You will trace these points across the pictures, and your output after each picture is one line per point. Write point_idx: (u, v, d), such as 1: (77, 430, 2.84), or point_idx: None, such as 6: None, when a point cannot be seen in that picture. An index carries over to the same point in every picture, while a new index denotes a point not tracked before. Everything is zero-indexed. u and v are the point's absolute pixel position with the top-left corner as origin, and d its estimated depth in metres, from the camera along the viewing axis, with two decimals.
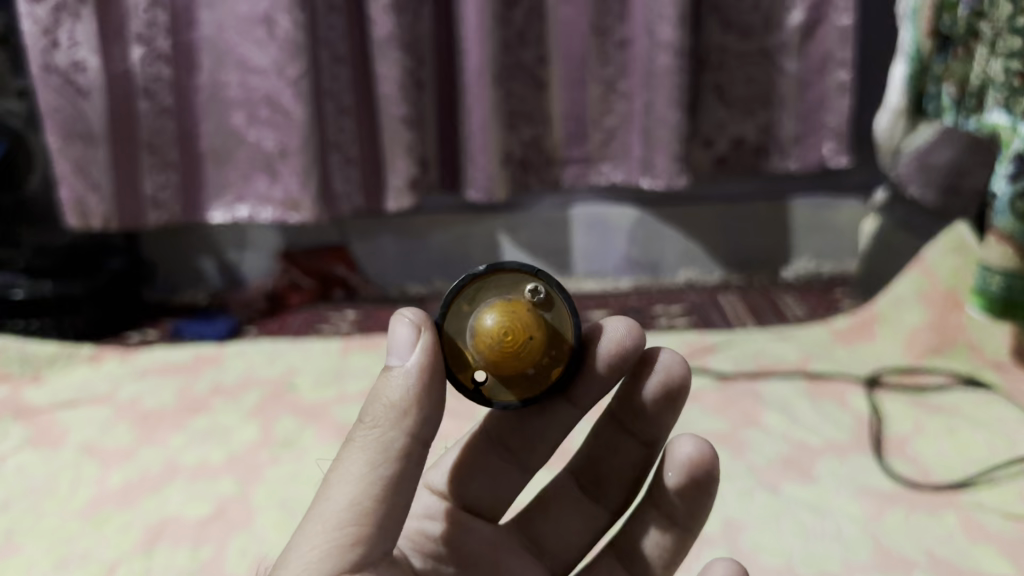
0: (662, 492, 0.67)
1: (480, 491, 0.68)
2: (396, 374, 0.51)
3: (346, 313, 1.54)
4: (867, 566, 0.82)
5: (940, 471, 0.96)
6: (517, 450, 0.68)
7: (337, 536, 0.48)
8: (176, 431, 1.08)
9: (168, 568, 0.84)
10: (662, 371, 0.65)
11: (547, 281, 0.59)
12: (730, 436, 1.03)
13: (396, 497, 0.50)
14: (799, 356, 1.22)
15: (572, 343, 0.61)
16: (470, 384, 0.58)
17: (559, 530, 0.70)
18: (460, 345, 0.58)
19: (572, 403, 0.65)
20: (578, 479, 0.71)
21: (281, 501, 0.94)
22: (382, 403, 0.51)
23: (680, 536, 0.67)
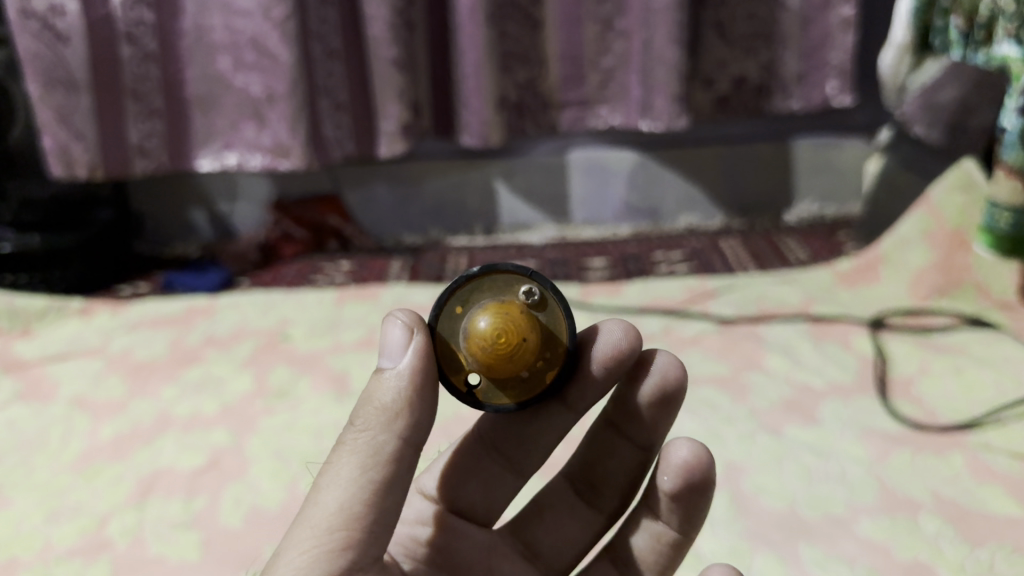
0: (657, 497, 0.63)
1: (472, 497, 0.65)
2: (388, 377, 0.50)
3: (340, 264, 1.51)
4: (872, 508, 0.81)
5: (946, 412, 0.94)
6: (511, 456, 0.65)
7: (328, 541, 0.45)
8: (169, 383, 1.06)
9: (160, 521, 0.83)
10: (657, 375, 0.62)
11: (542, 284, 0.57)
12: (731, 379, 1.02)
13: (387, 502, 0.48)
14: (801, 299, 1.19)
15: (568, 345, 0.58)
16: (462, 387, 0.56)
17: (553, 535, 0.67)
18: (453, 348, 0.56)
19: (565, 405, 0.63)
20: (572, 483, 0.68)
21: (276, 451, 0.92)
22: (375, 405, 0.49)
23: (678, 541, 0.64)
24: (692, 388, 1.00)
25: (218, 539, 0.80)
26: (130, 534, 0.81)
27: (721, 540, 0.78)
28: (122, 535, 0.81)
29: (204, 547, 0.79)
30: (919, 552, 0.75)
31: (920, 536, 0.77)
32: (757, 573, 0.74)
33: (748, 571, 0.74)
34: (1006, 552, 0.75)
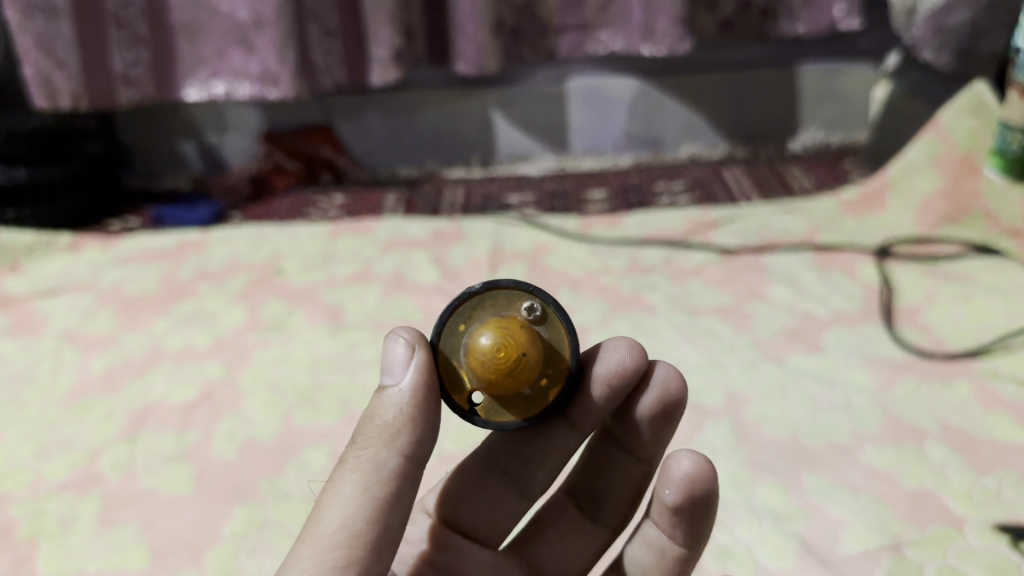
0: (659, 512, 0.58)
1: (476, 517, 0.61)
2: (390, 394, 0.48)
3: (334, 197, 1.48)
4: (877, 437, 0.79)
5: (953, 339, 0.92)
6: (516, 475, 0.62)
7: (330, 558, 0.44)
8: (161, 319, 1.03)
9: (152, 454, 0.82)
10: (659, 387, 0.59)
11: (545, 300, 0.54)
12: (734, 310, 0.99)
13: (389, 519, 0.47)
14: (806, 228, 1.16)
15: (571, 363, 0.55)
16: (464, 405, 0.53)
17: (558, 553, 0.64)
18: (455, 366, 0.53)
19: (570, 424, 0.59)
20: (574, 498, 0.65)
21: (270, 384, 0.90)
22: (377, 423, 0.48)
23: (683, 555, 0.60)
24: (693, 318, 0.98)
25: (211, 473, 0.79)
26: (121, 468, 0.80)
27: (722, 468, 0.77)
28: (113, 470, 0.80)
29: (197, 481, 0.78)
30: (924, 481, 0.74)
31: (924, 465, 0.76)
32: (758, 502, 0.73)
33: (749, 499, 0.73)
34: (1013, 480, 0.74)
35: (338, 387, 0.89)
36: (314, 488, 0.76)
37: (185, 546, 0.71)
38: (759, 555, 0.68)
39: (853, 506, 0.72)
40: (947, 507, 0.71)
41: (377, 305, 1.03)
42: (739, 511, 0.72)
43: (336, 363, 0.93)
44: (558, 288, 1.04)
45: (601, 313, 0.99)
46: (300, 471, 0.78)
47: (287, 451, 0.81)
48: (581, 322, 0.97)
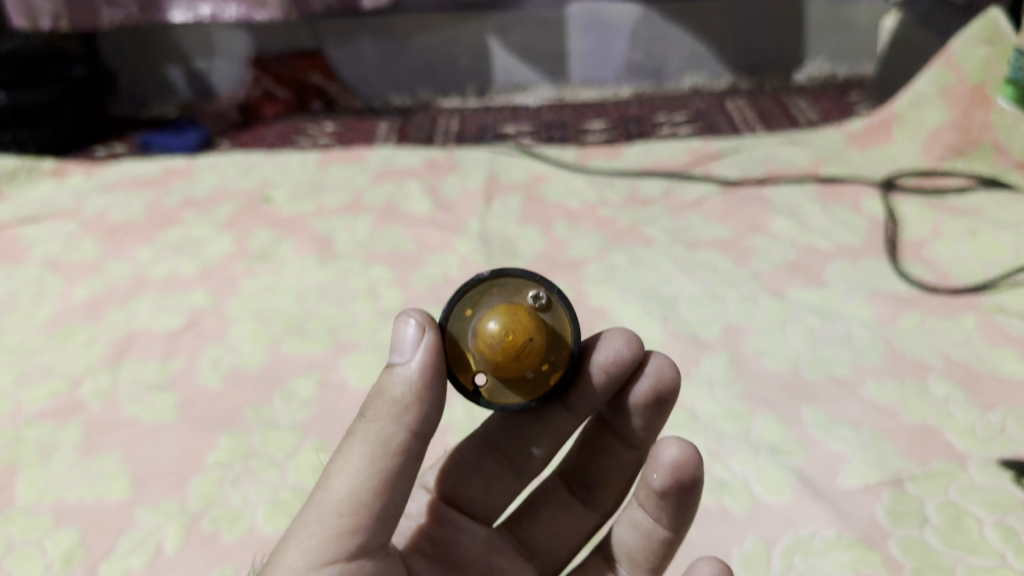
0: (644, 496, 0.56)
1: (473, 494, 0.59)
2: (399, 373, 0.47)
3: (324, 125, 1.44)
4: (878, 370, 0.78)
5: (959, 273, 0.90)
6: (514, 457, 0.59)
7: (335, 525, 0.43)
8: (146, 247, 1.00)
9: (136, 382, 0.80)
10: (652, 376, 0.56)
11: (550, 288, 0.52)
12: (735, 242, 0.96)
13: (393, 493, 0.45)
14: (810, 161, 1.12)
15: (572, 346, 0.53)
16: (469, 386, 0.51)
17: (550, 533, 0.61)
18: (461, 348, 0.51)
19: (566, 408, 0.57)
20: (567, 478, 0.62)
21: (257, 312, 0.88)
22: (387, 397, 0.46)
23: (667, 538, 0.57)
24: (692, 251, 0.95)
25: (195, 401, 0.77)
26: (103, 396, 0.78)
27: (718, 401, 0.75)
28: (95, 398, 0.78)
29: (181, 409, 0.76)
30: (927, 416, 0.72)
31: (927, 401, 0.74)
32: (755, 436, 0.71)
33: (746, 432, 0.72)
34: (1019, 417, 0.72)
35: (326, 317, 0.87)
36: (302, 417, 0.75)
37: (168, 476, 0.69)
38: (756, 489, 0.67)
39: (853, 441, 0.70)
40: (950, 443, 0.70)
41: (367, 234, 1.00)
42: (736, 444, 0.71)
43: (325, 292, 0.90)
44: (554, 220, 1.01)
45: (598, 246, 0.96)
46: (287, 400, 0.76)
47: (274, 380, 0.79)
48: (578, 254, 0.95)
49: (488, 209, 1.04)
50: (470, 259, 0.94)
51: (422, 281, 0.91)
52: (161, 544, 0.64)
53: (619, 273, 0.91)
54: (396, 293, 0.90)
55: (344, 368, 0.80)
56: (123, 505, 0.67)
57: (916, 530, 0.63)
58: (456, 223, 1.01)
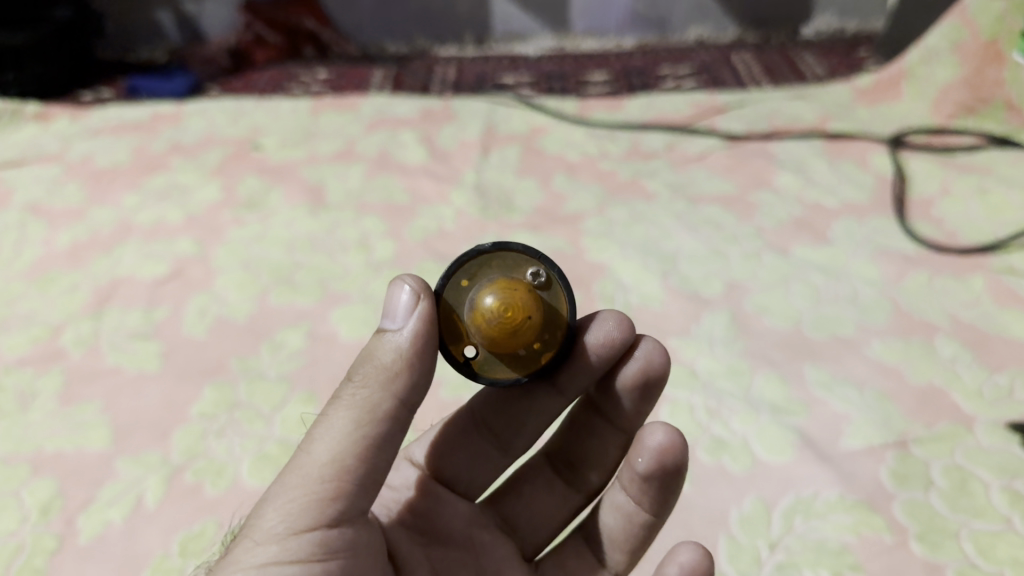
0: (627, 478, 0.54)
1: (458, 469, 0.57)
2: (389, 339, 0.44)
3: (318, 72, 1.40)
4: (884, 331, 0.75)
5: (968, 233, 0.88)
6: (502, 434, 0.57)
7: (316, 489, 0.41)
8: (132, 193, 0.97)
9: (119, 330, 0.77)
10: (642, 360, 0.54)
11: (551, 266, 0.50)
12: (738, 197, 0.93)
13: (376, 461, 0.43)
14: (817, 116, 1.09)
15: (569, 322, 0.51)
16: (460, 358, 0.48)
17: (533, 512, 0.58)
18: (455, 318, 0.48)
19: (555, 388, 0.54)
20: (552, 459, 0.59)
21: (245, 261, 0.85)
22: (376, 362, 0.44)
23: (649, 523, 0.55)
24: (695, 206, 0.92)
25: (179, 351, 0.74)
26: (84, 345, 0.76)
27: (719, 359, 0.73)
28: (76, 347, 0.76)
29: (165, 359, 0.74)
30: (933, 377, 0.70)
31: (934, 362, 0.72)
32: (756, 394, 0.69)
33: (746, 390, 0.70)
34: None
35: (315, 267, 0.84)
36: (289, 369, 0.72)
37: (150, 427, 0.67)
38: (756, 448, 0.65)
39: (857, 401, 0.68)
40: (956, 405, 0.68)
41: (359, 183, 0.97)
42: (736, 402, 0.68)
43: (315, 242, 0.87)
44: (553, 173, 0.98)
45: (598, 200, 0.93)
46: (275, 351, 0.74)
47: (261, 331, 0.76)
48: (576, 207, 0.92)
49: (485, 160, 1.01)
50: (465, 211, 0.91)
51: (416, 233, 0.88)
52: (142, 497, 0.62)
53: (619, 228, 0.88)
54: (388, 245, 0.87)
55: (334, 319, 0.77)
56: (103, 456, 0.65)
57: (920, 493, 0.61)
58: (452, 174, 0.98)
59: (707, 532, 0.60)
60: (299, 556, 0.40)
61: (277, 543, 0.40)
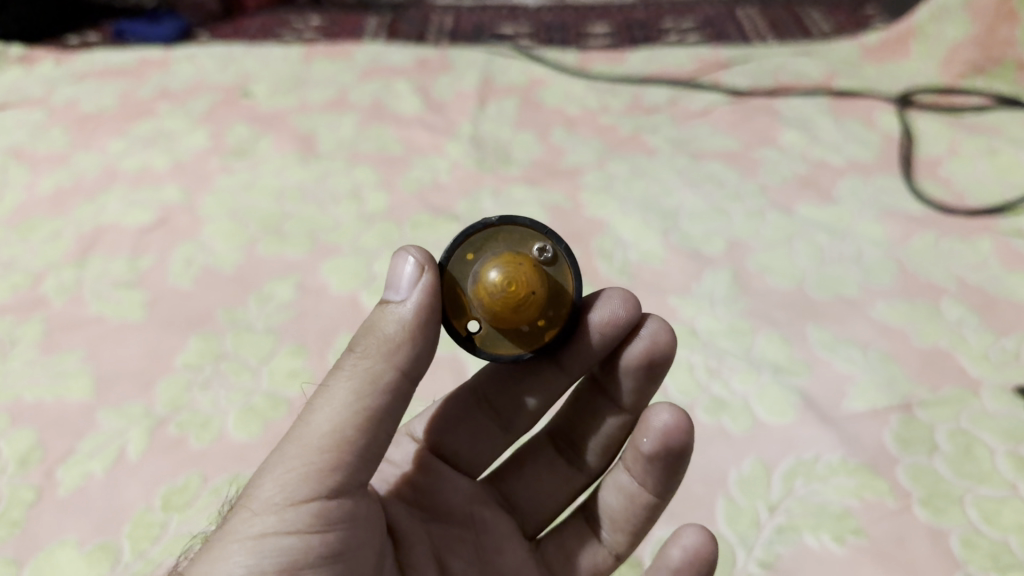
0: (632, 458, 0.52)
1: (459, 445, 0.55)
2: (393, 311, 0.42)
3: (311, 20, 1.37)
4: (889, 292, 0.73)
5: (975, 194, 0.86)
6: (503, 410, 0.55)
7: (316, 460, 0.39)
8: (119, 139, 0.94)
9: (102, 279, 0.75)
10: (647, 340, 0.51)
11: (557, 242, 0.48)
12: (742, 154, 0.91)
13: (376, 433, 0.41)
14: (823, 74, 1.06)
15: (574, 298, 0.49)
16: (462, 332, 0.47)
17: (534, 490, 0.56)
18: (460, 292, 0.47)
19: (558, 365, 0.53)
20: (554, 437, 0.57)
21: (232, 210, 0.83)
22: (378, 332, 0.42)
23: (652, 504, 0.53)
24: (696, 161, 0.89)
25: (164, 301, 0.72)
26: (67, 293, 0.73)
27: (719, 318, 0.71)
28: (58, 295, 0.73)
29: (150, 308, 0.72)
30: (939, 339, 0.69)
31: (940, 324, 0.70)
32: (758, 352, 0.68)
33: (748, 349, 0.68)
34: None
35: (306, 218, 0.81)
36: (277, 321, 0.70)
37: (134, 377, 0.65)
38: (756, 409, 0.63)
39: (861, 362, 0.66)
40: (962, 368, 0.66)
41: (352, 133, 0.94)
42: (737, 361, 0.67)
43: (305, 191, 0.85)
44: (551, 126, 0.95)
45: (597, 154, 0.91)
46: (263, 303, 0.72)
47: (249, 281, 0.74)
48: (576, 161, 0.90)
49: (482, 112, 0.98)
50: (460, 164, 0.88)
51: (409, 185, 0.85)
52: (124, 448, 0.60)
53: (619, 183, 0.86)
54: (381, 196, 0.84)
55: (325, 271, 0.75)
56: (85, 406, 0.63)
57: (924, 457, 0.59)
58: (448, 125, 0.95)
59: (706, 492, 0.58)
60: (298, 527, 0.39)
61: (274, 514, 0.39)
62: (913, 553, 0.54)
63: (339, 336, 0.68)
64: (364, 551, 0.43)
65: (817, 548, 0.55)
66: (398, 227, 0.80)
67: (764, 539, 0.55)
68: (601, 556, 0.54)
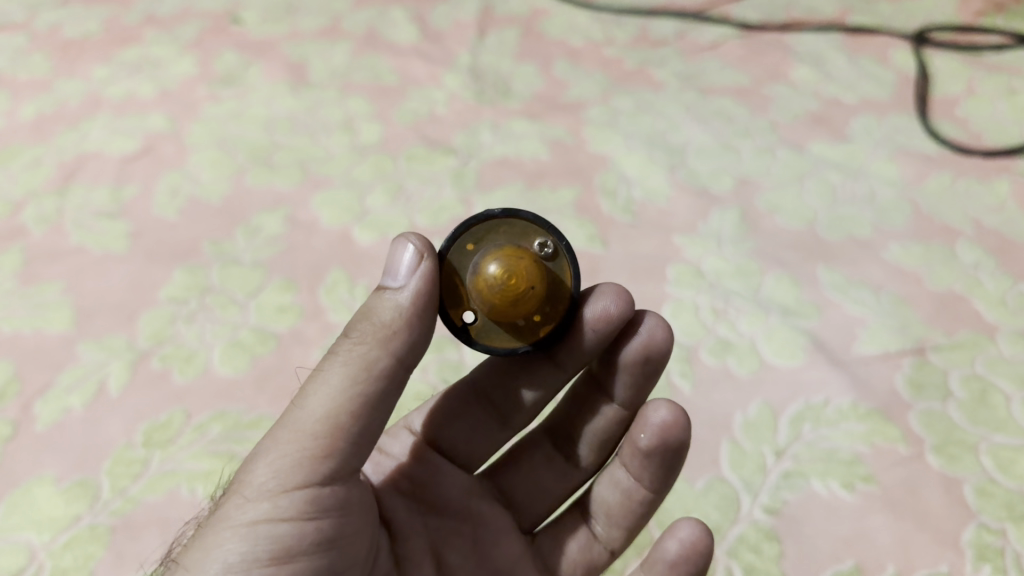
0: (628, 453, 0.50)
1: (456, 440, 0.51)
2: (390, 297, 0.40)
3: None
4: (902, 234, 0.71)
5: (993, 134, 0.82)
6: (501, 405, 0.51)
7: (309, 447, 0.37)
8: (102, 64, 0.90)
9: (84, 208, 0.72)
10: (643, 338, 0.48)
11: (559, 238, 0.45)
12: (752, 90, 0.87)
13: (372, 421, 0.39)
14: (836, 10, 0.99)
15: (573, 292, 0.46)
16: (457, 323, 0.44)
17: (532, 485, 0.53)
18: (458, 282, 0.44)
19: (553, 362, 0.49)
20: (552, 433, 0.53)
21: (220, 139, 0.79)
22: (374, 318, 0.39)
23: (649, 500, 0.51)
24: (705, 97, 0.86)
25: (149, 231, 0.69)
26: (47, 222, 0.70)
27: (727, 258, 0.68)
28: (37, 224, 0.70)
29: (133, 239, 0.69)
30: (954, 283, 0.66)
31: (955, 267, 0.67)
32: (765, 296, 0.65)
33: (756, 291, 0.65)
34: None
35: (297, 148, 0.78)
36: (266, 254, 0.67)
37: (115, 309, 0.63)
38: (763, 350, 0.61)
39: (873, 305, 0.64)
40: (977, 312, 0.64)
41: (345, 62, 0.90)
42: (744, 302, 0.64)
43: (296, 121, 0.81)
44: (554, 59, 0.91)
45: (601, 88, 0.87)
46: (251, 235, 0.69)
47: (237, 213, 0.71)
48: (578, 95, 0.86)
49: (481, 42, 0.94)
50: (459, 96, 0.85)
51: (405, 116, 0.82)
52: (104, 382, 0.58)
53: (623, 117, 0.82)
54: (375, 128, 0.81)
55: (316, 204, 0.72)
56: (64, 338, 0.61)
57: (938, 403, 0.57)
58: (445, 56, 0.91)
59: (710, 436, 0.56)
60: (291, 514, 0.36)
61: (268, 501, 0.36)
62: (925, 501, 0.52)
63: (330, 271, 0.66)
64: (360, 540, 0.40)
65: (826, 495, 0.53)
66: (392, 160, 0.77)
67: (769, 484, 0.53)
68: (596, 552, 0.52)
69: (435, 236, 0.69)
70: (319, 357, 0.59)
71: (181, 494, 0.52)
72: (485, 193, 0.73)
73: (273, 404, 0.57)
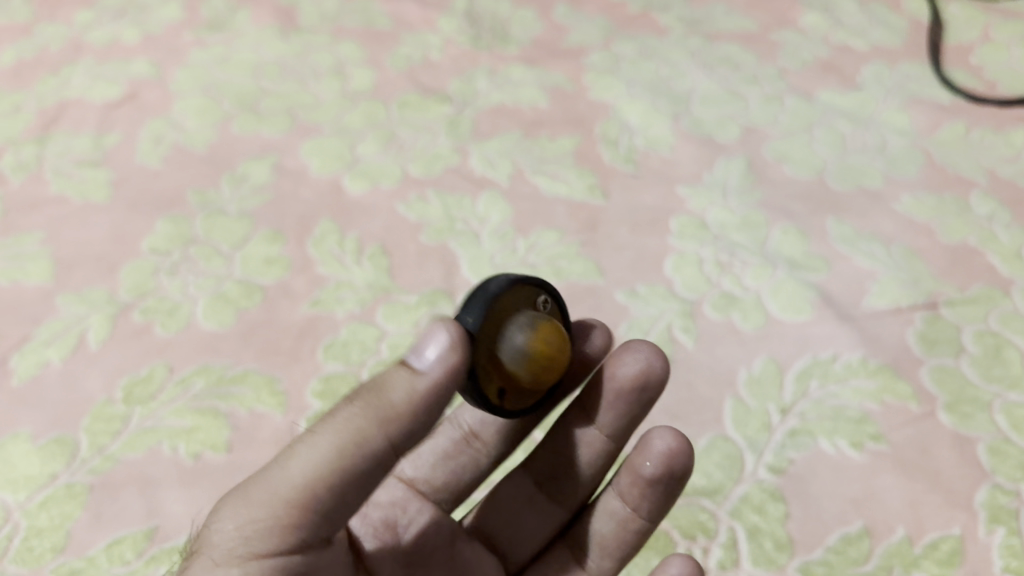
0: (627, 483, 0.45)
1: (442, 478, 0.48)
2: (407, 376, 0.35)
3: None
4: (914, 184, 0.68)
5: (1008, 83, 0.79)
6: (487, 440, 0.48)
7: (283, 517, 0.34)
8: (84, 7, 0.87)
9: (64, 156, 0.69)
10: (640, 364, 0.44)
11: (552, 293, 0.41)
12: (759, 36, 0.84)
13: (353, 495, 0.35)
14: None
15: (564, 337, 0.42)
16: (489, 401, 0.37)
17: (517, 527, 0.48)
18: (488, 358, 0.37)
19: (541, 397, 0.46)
20: (532, 470, 0.47)
21: (206, 85, 0.76)
22: (384, 398, 0.35)
23: (644, 530, 0.46)
24: (710, 43, 0.82)
25: (132, 180, 0.67)
26: (26, 171, 0.68)
27: (732, 209, 0.66)
28: (15, 173, 0.68)
29: (115, 188, 0.66)
30: (968, 236, 0.63)
31: (968, 219, 0.64)
32: (772, 250, 0.62)
33: (762, 244, 0.63)
34: None
35: (285, 95, 0.75)
36: (253, 204, 0.65)
37: (95, 260, 0.60)
38: (769, 305, 0.58)
39: (884, 258, 0.62)
40: (991, 266, 0.61)
41: (336, 6, 0.86)
42: (751, 256, 0.62)
43: (286, 67, 0.78)
44: (554, 2, 0.88)
45: (603, 33, 0.84)
46: (237, 184, 0.66)
47: (223, 162, 0.68)
48: (579, 41, 0.83)
49: None
50: (454, 41, 0.82)
51: (398, 63, 0.79)
52: (84, 335, 0.55)
53: (625, 64, 0.79)
54: (367, 74, 0.78)
55: (305, 152, 0.69)
56: (42, 291, 0.58)
57: (950, 359, 0.55)
58: None
59: (713, 394, 0.54)
60: None
61: (234, 567, 0.33)
62: (936, 461, 0.50)
63: (319, 223, 0.63)
64: None
65: (833, 455, 0.51)
66: (385, 107, 0.74)
67: (775, 443, 0.51)
68: None
69: (428, 186, 0.67)
70: (307, 313, 0.57)
71: (162, 451, 0.50)
72: (481, 142, 0.71)
73: (259, 359, 0.54)
